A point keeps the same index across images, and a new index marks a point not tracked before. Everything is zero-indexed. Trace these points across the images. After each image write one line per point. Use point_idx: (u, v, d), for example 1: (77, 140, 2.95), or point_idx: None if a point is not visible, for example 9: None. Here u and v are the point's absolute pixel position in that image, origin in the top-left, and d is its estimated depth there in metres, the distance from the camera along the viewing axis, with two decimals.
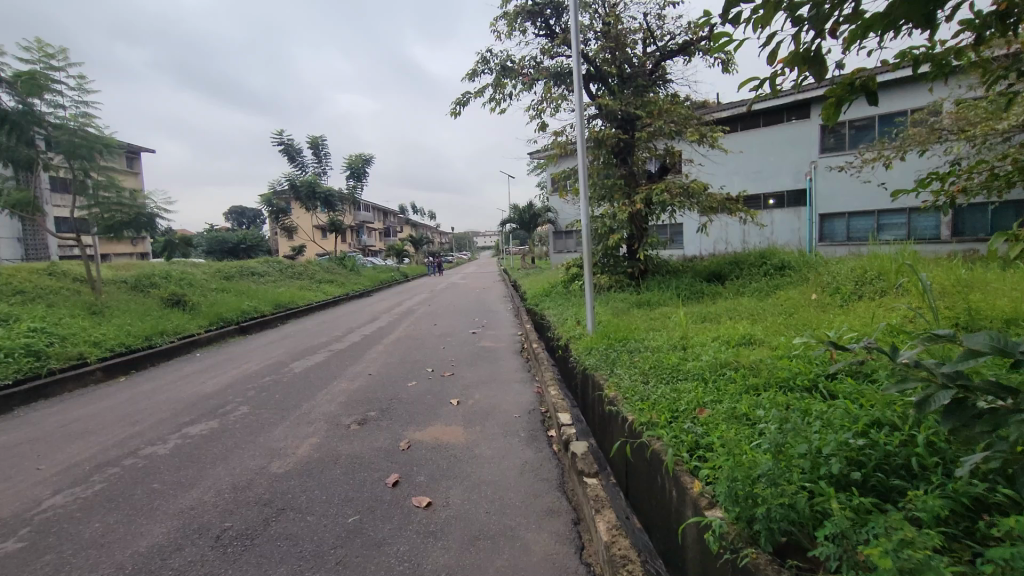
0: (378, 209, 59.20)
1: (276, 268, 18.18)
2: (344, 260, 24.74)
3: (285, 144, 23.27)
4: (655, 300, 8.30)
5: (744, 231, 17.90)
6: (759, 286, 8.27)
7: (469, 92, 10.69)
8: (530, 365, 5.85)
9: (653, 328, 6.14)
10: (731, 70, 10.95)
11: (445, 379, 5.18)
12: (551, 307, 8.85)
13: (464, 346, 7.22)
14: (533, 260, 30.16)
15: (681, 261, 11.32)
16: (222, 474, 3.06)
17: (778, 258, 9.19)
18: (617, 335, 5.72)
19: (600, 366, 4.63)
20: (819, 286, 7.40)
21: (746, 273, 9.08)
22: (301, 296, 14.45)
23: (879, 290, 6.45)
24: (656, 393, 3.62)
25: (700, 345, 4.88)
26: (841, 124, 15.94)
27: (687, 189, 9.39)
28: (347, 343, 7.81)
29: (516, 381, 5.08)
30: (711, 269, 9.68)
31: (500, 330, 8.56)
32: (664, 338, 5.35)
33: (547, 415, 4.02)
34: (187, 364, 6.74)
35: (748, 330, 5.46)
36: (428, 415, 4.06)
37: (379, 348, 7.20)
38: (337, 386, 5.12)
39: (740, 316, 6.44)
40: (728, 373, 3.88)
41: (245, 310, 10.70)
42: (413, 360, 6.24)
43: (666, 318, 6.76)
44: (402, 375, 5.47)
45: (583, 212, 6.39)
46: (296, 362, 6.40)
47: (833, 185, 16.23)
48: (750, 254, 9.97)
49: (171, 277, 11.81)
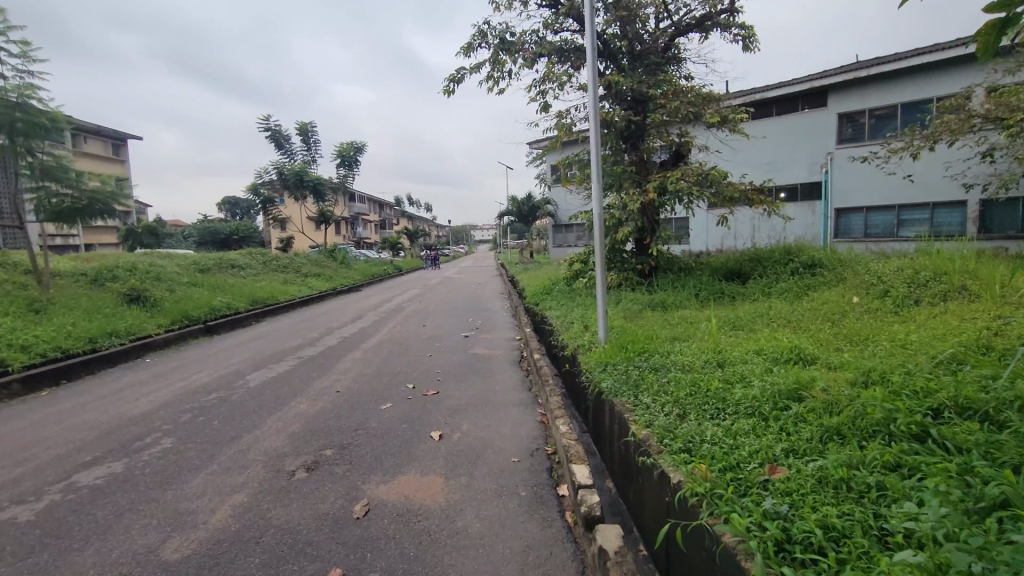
0: (374, 201, 58.10)
1: (259, 260, 17.17)
2: (335, 252, 23.72)
3: (273, 130, 22.21)
4: (672, 302, 7.35)
5: (754, 226, 16.98)
6: (788, 287, 7.34)
7: (464, 68, 9.73)
8: (531, 380, 4.90)
9: (674, 337, 5.21)
10: (753, 48, 10.02)
11: (427, 401, 4.22)
12: (553, 307, 7.90)
13: (454, 353, 6.26)
14: (532, 254, 29.18)
15: (694, 257, 10.38)
16: (86, 565, 2.10)
17: (807, 255, 8.25)
18: (635, 345, 4.79)
19: (621, 390, 3.69)
20: (862, 288, 6.48)
21: (770, 271, 8.15)
22: (282, 290, 13.46)
23: (937, 293, 5.55)
24: (704, 438, 2.69)
25: (743, 364, 3.96)
26: (860, 112, 15.09)
27: (705, 176, 8.45)
28: (321, 348, 6.83)
29: (514, 404, 4.11)
30: (731, 267, 8.73)
31: (495, 332, 7.60)
32: (695, 353, 4.41)
33: (555, 458, 3.07)
34: (129, 374, 5.76)
35: (795, 342, 4.55)
36: (400, 458, 3.10)
37: (355, 356, 6.23)
38: (294, 409, 4.15)
39: (776, 323, 5.53)
40: (794, 408, 2.93)
41: (215, 308, 9.71)
42: (393, 372, 5.28)
43: (688, 325, 5.84)
44: (377, 393, 4.52)
45: (596, 200, 5.38)
46: (255, 373, 5.43)
47: (852, 178, 15.31)
48: (772, 250, 9.03)
49: (136, 270, 10.83)
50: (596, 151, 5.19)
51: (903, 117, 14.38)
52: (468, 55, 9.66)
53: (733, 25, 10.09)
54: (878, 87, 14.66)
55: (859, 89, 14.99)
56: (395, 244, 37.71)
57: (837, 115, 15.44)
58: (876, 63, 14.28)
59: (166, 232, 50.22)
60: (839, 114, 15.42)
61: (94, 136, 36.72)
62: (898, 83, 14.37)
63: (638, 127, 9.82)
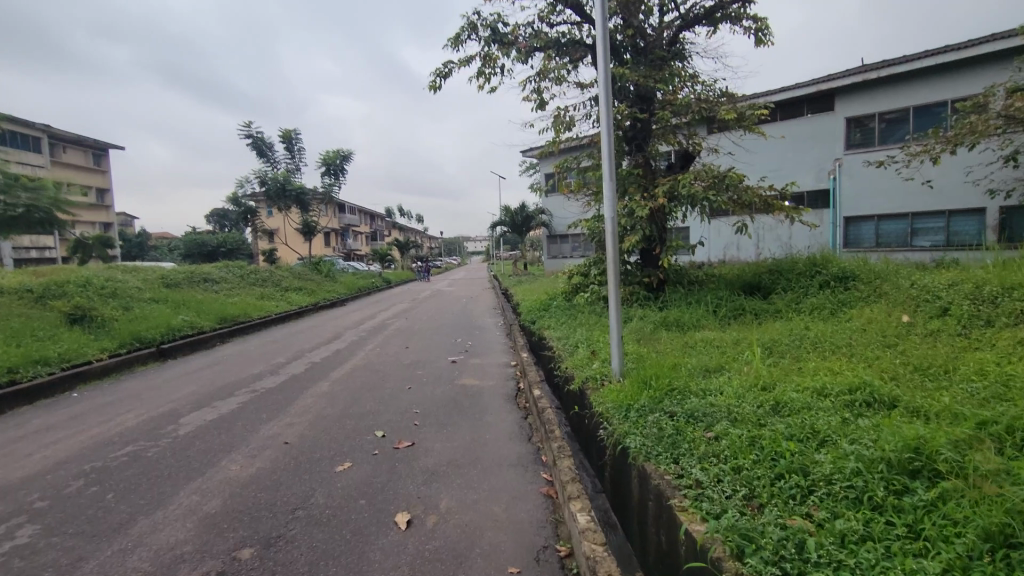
0: (365, 212, 57.13)
1: (235, 274, 16.11)
2: (320, 265, 22.66)
3: (254, 138, 21.22)
4: (689, 321, 6.44)
5: (758, 236, 16.22)
6: (818, 304, 6.46)
7: (452, 62, 8.87)
8: (531, 424, 3.96)
9: (703, 367, 4.29)
10: (766, 42, 9.28)
11: (398, 460, 3.26)
12: (552, 326, 6.97)
13: (437, 384, 5.30)
14: (526, 266, 28.24)
15: (705, 269, 9.47)
16: None
17: (836, 266, 7.37)
18: (662, 379, 3.86)
19: (655, 449, 2.76)
20: (911, 305, 5.59)
21: (794, 285, 7.28)
22: (257, 306, 12.43)
23: (1011, 312, 4.67)
24: (806, 555, 1.77)
25: (811, 412, 3.03)
26: (870, 117, 14.36)
27: (720, 179, 7.61)
28: (282, 378, 5.83)
29: (508, 464, 3.16)
30: (748, 280, 7.85)
31: (487, 357, 6.64)
32: (744, 391, 3.49)
33: (569, 568, 2.12)
34: (42, 414, 4.74)
35: (863, 376, 3.62)
36: (346, 569, 2.14)
37: (320, 389, 5.25)
38: (220, 473, 3.16)
39: (824, 349, 4.63)
40: (927, 495, 2.00)
41: (174, 328, 8.69)
42: (362, 413, 4.32)
43: (716, 350, 4.92)
44: (335, 446, 3.55)
45: (608, 196, 4.30)
46: (192, 415, 4.43)
47: (862, 185, 14.57)
48: (793, 262, 8.16)
49: (91, 285, 9.79)
50: (607, 144, 4.29)
51: (916, 122, 13.65)
52: (457, 48, 8.80)
53: (744, 17, 9.32)
54: (888, 90, 13.95)
55: (868, 92, 14.26)
56: (383, 256, 36.69)
57: (845, 119, 14.69)
58: (887, 64, 13.57)
59: (150, 244, 48.86)
60: (847, 118, 14.68)
61: (73, 145, 35.63)
62: (910, 85, 13.66)
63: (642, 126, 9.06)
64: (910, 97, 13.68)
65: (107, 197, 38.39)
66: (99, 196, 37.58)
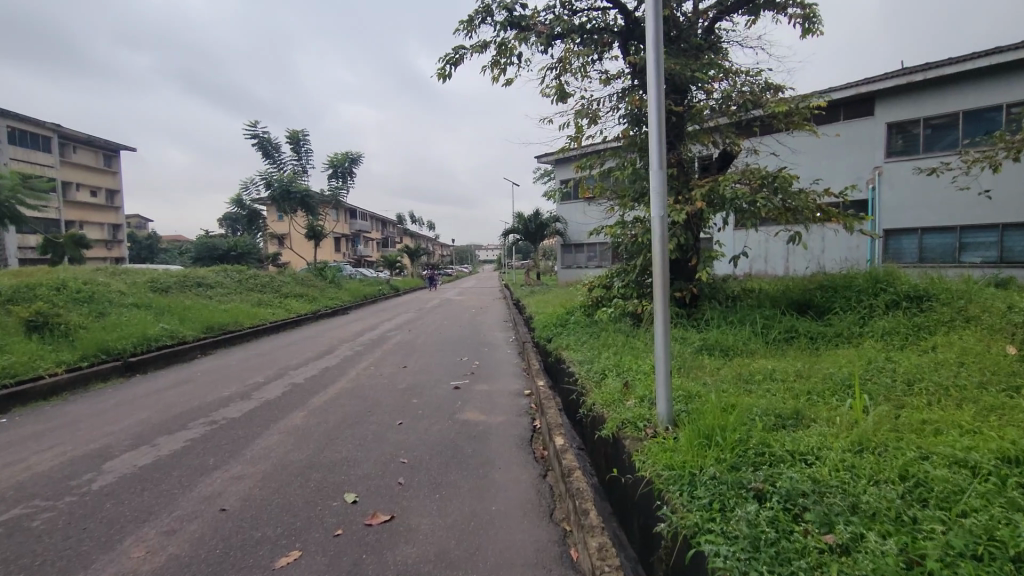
0: (375, 217, 56.57)
1: (234, 279, 15.33)
2: (325, 271, 21.88)
3: (260, 138, 20.50)
4: (737, 346, 5.46)
5: (787, 250, 15.25)
6: (890, 328, 5.45)
7: (463, 48, 7.99)
8: (554, 488, 2.98)
9: (775, 413, 3.31)
10: (814, 32, 8.30)
11: (369, 550, 2.30)
12: (573, 349, 6.03)
13: (435, 420, 4.33)
14: (539, 275, 27.25)
15: (742, 283, 8.47)
16: None
17: (903, 284, 6.35)
18: (731, 430, 2.89)
19: (752, 566, 1.79)
20: (1016, 335, 4.58)
21: (853, 304, 6.26)
22: (251, 314, 11.60)
23: None
24: None
25: (977, 503, 2.03)
26: (913, 122, 13.29)
27: (765, 180, 6.62)
28: (254, 404, 4.92)
29: (525, 566, 2.18)
30: (798, 298, 6.84)
31: (496, 382, 5.66)
32: (854, 459, 2.48)
33: None
34: None
35: (1015, 435, 2.60)
36: None
37: (291, 423, 4.30)
38: (111, 567, 2.21)
39: (928, 390, 3.60)
40: None
41: (150, 337, 7.84)
42: (335, 462, 3.36)
43: (781, 388, 3.96)
44: (286, 520, 2.60)
45: (656, 188, 3.28)
46: (124, 457, 3.53)
47: (905, 195, 13.50)
48: (847, 277, 7.14)
49: (65, 288, 8.98)
50: (655, 121, 3.29)
51: (965, 127, 12.57)
52: (469, 33, 7.94)
53: (789, 5, 8.37)
54: (935, 93, 12.89)
55: (912, 95, 13.18)
56: (393, 263, 35.88)
57: (886, 124, 13.63)
58: (933, 66, 12.52)
59: (160, 247, 48.64)
60: (888, 124, 13.62)
61: (85, 145, 35.43)
62: (959, 88, 12.59)
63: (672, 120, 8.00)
64: (960, 101, 12.60)
65: (117, 199, 38.10)
66: (108, 197, 37.30)
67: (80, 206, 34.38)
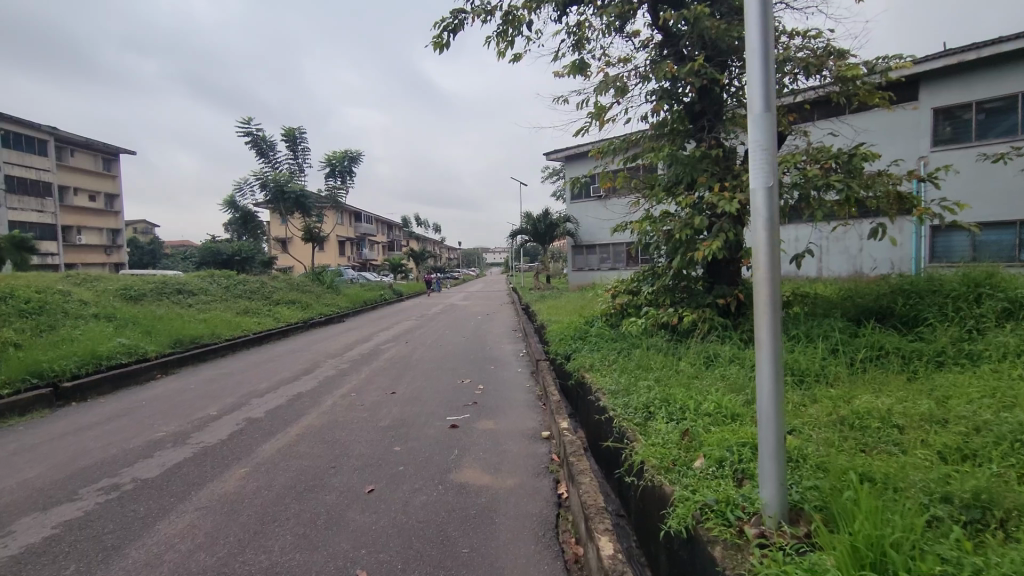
0: (380, 220, 55.53)
1: (221, 285, 14.25)
2: (324, 275, 20.73)
3: (253, 136, 19.44)
4: (814, 372, 4.25)
5: (822, 248, 13.92)
6: (1017, 346, 4.19)
7: (463, 13, 6.80)
8: None
9: (944, 498, 2.12)
10: None
11: None
12: (602, 374, 4.81)
13: (420, 483, 3.12)
14: (549, 278, 26.09)
15: (792, 288, 7.22)
16: None
17: (1012, 289, 5.08)
18: (915, 554, 1.68)
19: None
20: None
21: (950, 313, 5.01)
22: (232, 324, 10.47)
23: None
24: None
25: None
26: (964, 107, 11.96)
27: (834, 160, 5.35)
28: (185, 455, 3.72)
29: None
30: (873, 306, 5.59)
31: (504, 419, 4.42)
32: None
33: None
34: None
35: None
36: None
37: (223, 487, 3.11)
38: None
39: None
40: None
41: (100, 354, 6.68)
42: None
43: (915, 446, 2.76)
44: None
45: (761, 142, 2.05)
46: None
47: (962, 187, 12.23)
48: (930, 280, 5.87)
49: (10, 299, 7.86)
50: (757, 36, 2.04)
51: None
52: None
53: None
54: (991, 75, 11.54)
55: (963, 77, 11.83)
56: (398, 266, 34.77)
57: (932, 109, 12.30)
58: (989, 43, 11.17)
59: (162, 252, 47.80)
60: (935, 109, 12.28)
61: (83, 148, 34.50)
62: (1019, 68, 11.24)
63: (705, 88, 6.66)
64: (1019, 81, 11.25)
65: (117, 203, 37.30)
66: (108, 202, 36.46)
67: (78, 211, 33.54)
